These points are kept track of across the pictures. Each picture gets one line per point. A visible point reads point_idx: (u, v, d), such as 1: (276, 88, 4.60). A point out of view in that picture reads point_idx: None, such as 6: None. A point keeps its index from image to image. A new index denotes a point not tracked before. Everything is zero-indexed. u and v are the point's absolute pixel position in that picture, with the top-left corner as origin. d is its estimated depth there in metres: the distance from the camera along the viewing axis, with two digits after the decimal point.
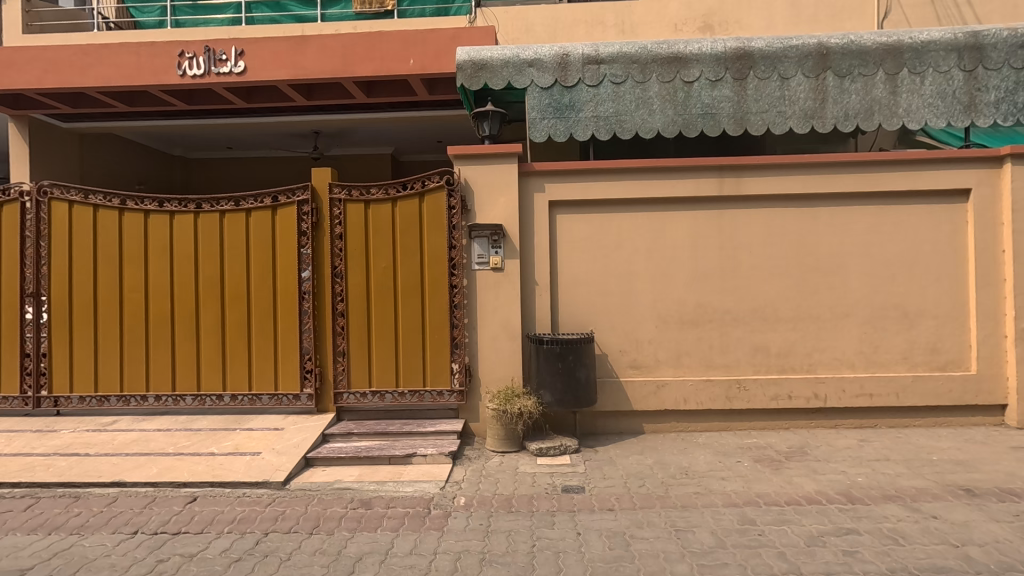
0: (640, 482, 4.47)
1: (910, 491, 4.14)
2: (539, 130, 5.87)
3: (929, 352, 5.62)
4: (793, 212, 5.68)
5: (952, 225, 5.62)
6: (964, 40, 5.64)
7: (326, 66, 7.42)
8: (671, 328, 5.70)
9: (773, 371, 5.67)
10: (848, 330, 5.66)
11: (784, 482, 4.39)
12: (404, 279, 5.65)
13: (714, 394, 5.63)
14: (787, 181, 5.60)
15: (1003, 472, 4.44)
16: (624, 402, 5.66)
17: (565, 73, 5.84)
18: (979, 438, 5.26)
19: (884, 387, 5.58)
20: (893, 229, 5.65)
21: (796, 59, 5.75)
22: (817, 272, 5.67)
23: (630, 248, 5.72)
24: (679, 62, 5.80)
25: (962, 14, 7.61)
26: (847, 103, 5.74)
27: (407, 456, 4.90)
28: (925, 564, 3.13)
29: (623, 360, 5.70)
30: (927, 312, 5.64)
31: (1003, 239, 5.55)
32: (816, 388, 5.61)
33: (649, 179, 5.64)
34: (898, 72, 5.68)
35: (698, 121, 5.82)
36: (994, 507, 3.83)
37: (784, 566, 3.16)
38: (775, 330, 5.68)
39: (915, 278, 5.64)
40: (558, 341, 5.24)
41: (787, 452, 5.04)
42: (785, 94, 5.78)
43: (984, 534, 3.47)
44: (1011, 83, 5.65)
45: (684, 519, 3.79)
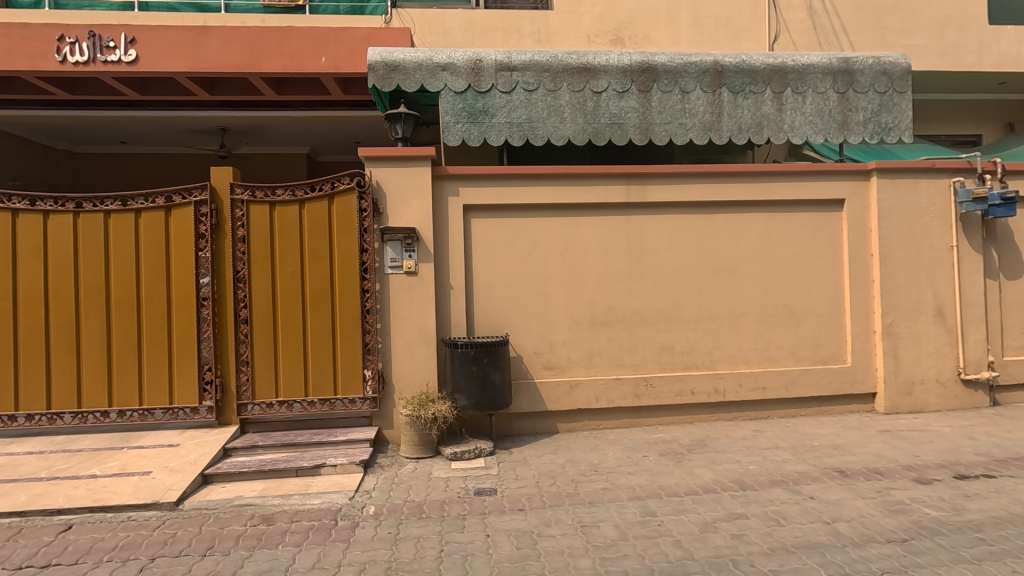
0: (551, 481, 4.57)
1: (793, 475, 4.52)
2: (453, 134, 5.87)
3: (813, 347, 6.15)
4: (694, 219, 6.03)
5: (830, 231, 6.20)
6: (838, 64, 6.24)
7: (230, 59, 7.03)
8: (583, 329, 5.88)
9: (678, 368, 5.99)
10: (743, 329, 6.08)
11: (685, 473, 4.65)
12: (313, 284, 5.45)
13: (624, 392, 5.87)
14: (689, 190, 5.96)
15: (871, 454, 4.95)
16: (539, 403, 5.78)
17: (478, 78, 5.89)
18: (854, 424, 5.82)
19: (775, 380, 6.05)
20: (781, 235, 6.14)
21: (694, 75, 6.13)
22: (715, 275, 6.06)
23: (544, 252, 5.85)
24: (588, 73, 6.02)
25: (839, 42, 8.44)
26: (740, 117, 6.18)
27: (316, 467, 4.74)
28: (801, 541, 3.43)
29: (538, 361, 5.82)
30: (811, 311, 6.17)
31: (872, 244, 6.18)
32: (716, 383, 5.98)
33: (561, 185, 5.80)
34: (783, 90, 6.20)
35: (606, 130, 6.06)
36: (862, 485, 4.26)
37: (678, 552, 3.35)
38: (679, 329, 6.00)
39: (800, 280, 6.16)
40: (472, 344, 5.26)
41: (689, 444, 5.34)
42: (686, 107, 6.14)
43: (852, 510, 3.84)
44: (876, 105, 6.32)
45: (590, 515, 3.92)
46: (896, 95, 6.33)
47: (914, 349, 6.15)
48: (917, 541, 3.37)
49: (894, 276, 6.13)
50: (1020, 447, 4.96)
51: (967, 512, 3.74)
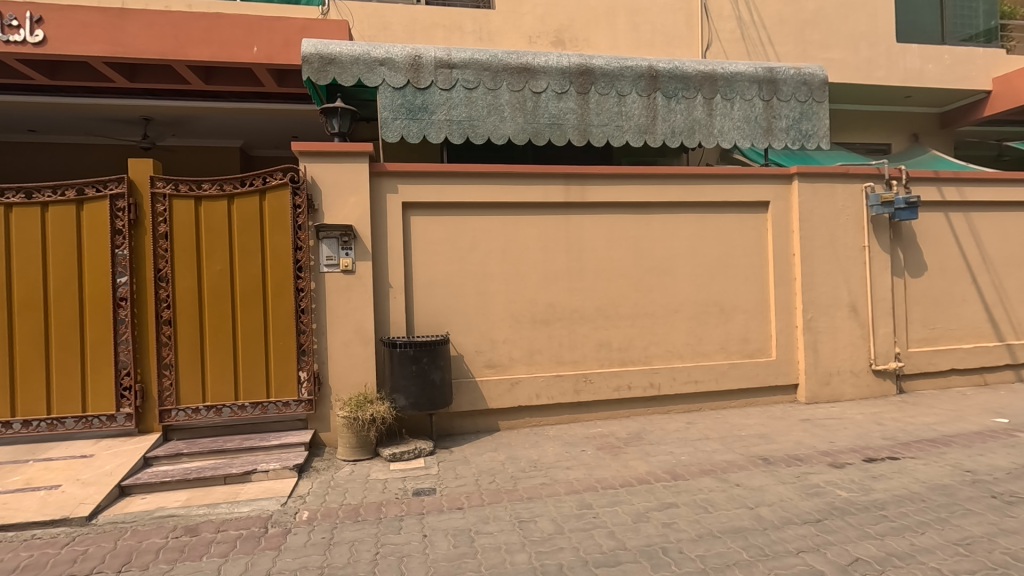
0: (491, 478, 4.58)
1: (721, 464, 4.73)
2: (392, 131, 5.78)
3: (741, 342, 6.47)
4: (631, 219, 6.21)
5: (757, 231, 6.53)
6: (763, 74, 6.58)
7: (151, 45, 6.62)
8: (524, 327, 5.93)
9: (616, 364, 6.14)
10: (677, 325, 6.31)
11: (621, 466, 4.79)
12: (243, 283, 5.23)
13: (563, 389, 5.96)
14: (626, 191, 6.12)
15: (793, 441, 5.25)
16: (479, 401, 5.78)
17: (417, 74, 5.82)
18: (778, 414, 6.16)
19: (707, 374, 6.32)
20: (713, 235, 6.42)
21: (630, 78, 6.30)
22: (651, 273, 6.26)
23: (485, 251, 5.86)
24: (527, 73, 6.07)
25: (766, 53, 8.90)
26: (673, 121, 6.42)
27: (246, 473, 4.54)
28: (726, 526, 3.60)
29: (479, 359, 5.82)
30: (740, 307, 6.48)
31: (794, 244, 6.56)
32: (651, 378, 6.18)
33: (501, 183, 5.83)
34: (713, 97, 6.48)
35: (546, 130, 6.14)
36: (782, 471, 4.52)
37: (612, 543, 3.44)
38: (617, 326, 6.16)
39: (729, 278, 6.46)
40: (411, 343, 5.20)
41: (626, 438, 5.50)
42: (622, 109, 6.31)
43: (773, 495, 4.07)
44: (798, 113, 6.71)
45: (528, 510, 3.96)
46: (815, 105, 6.75)
47: (831, 342, 6.58)
48: (829, 521, 3.61)
49: (813, 275, 6.53)
50: (921, 430, 5.41)
51: (874, 492, 4.04)
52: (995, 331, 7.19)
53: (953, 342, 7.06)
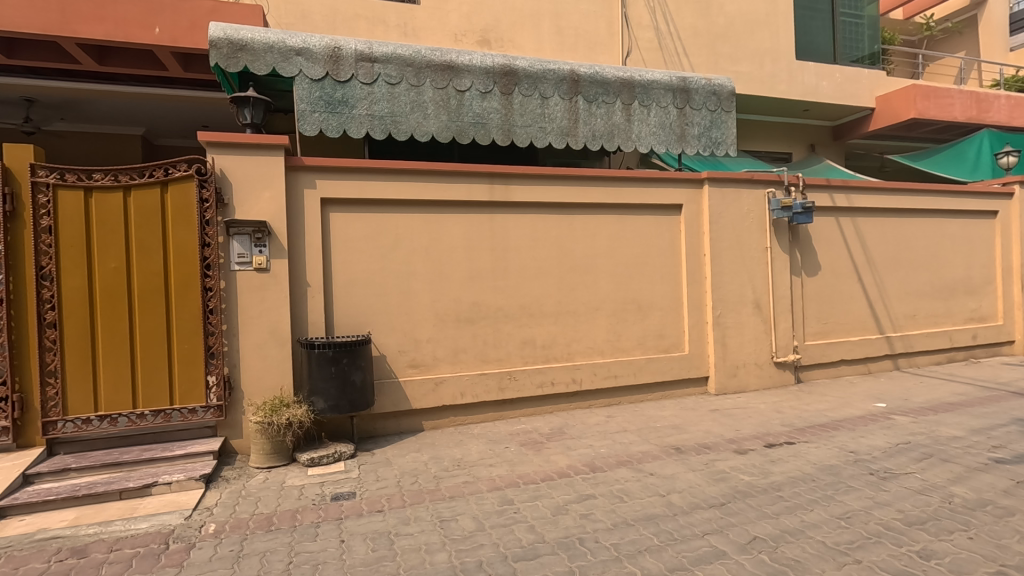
0: (413, 479, 4.53)
1: (637, 455, 4.94)
2: (309, 124, 5.58)
3: (657, 338, 6.78)
4: (554, 218, 6.34)
5: (672, 232, 6.87)
6: (677, 83, 6.92)
7: (34, 19, 5.99)
8: (448, 325, 5.91)
9: (539, 361, 6.25)
10: (598, 322, 6.52)
11: (542, 461, 4.88)
12: (142, 282, 4.84)
13: (488, 387, 5.99)
14: (549, 191, 6.24)
15: (703, 431, 5.57)
16: (403, 401, 5.70)
17: (336, 67, 5.64)
18: (690, 405, 6.52)
19: (626, 368, 6.58)
20: (631, 235, 6.68)
21: (553, 81, 6.43)
22: (573, 273, 6.42)
23: (408, 249, 5.78)
24: (451, 71, 6.04)
25: (681, 62, 9.38)
26: (594, 125, 6.62)
27: (145, 487, 4.22)
28: (640, 514, 3.77)
29: (403, 359, 5.74)
30: (656, 305, 6.79)
31: (705, 245, 6.96)
32: (573, 373, 6.34)
33: (425, 181, 5.77)
34: (631, 103, 6.76)
35: (469, 129, 6.14)
36: (692, 459, 4.79)
37: (531, 537, 3.51)
38: (540, 324, 6.27)
39: (646, 277, 6.76)
40: (330, 344, 5.03)
41: (548, 433, 5.61)
42: (545, 111, 6.44)
43: (683, 482, 4.30)
44: (708, 121, 7.12)
45: (449, 509, 3.95)
46: (724, 114, 7.18)
47: (738, 337, 7.03)
48: (732, 504, 3.87)
49: (722, 274, 6.96)
50: (813, 416, 5.91)
51: (772, 475, 4.37)
52: (877, 325, 7.98)
53: (843, 334, 7.76)
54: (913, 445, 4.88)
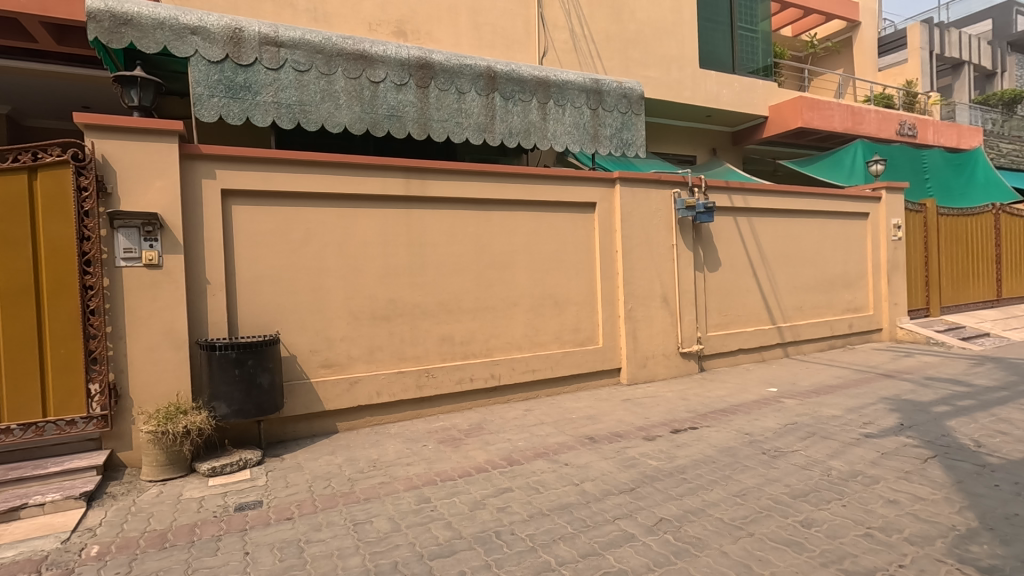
0: (326, 484, 4.36)
1: (554, 446, 5.07)
2: (207, 109, 5.19)
3: (572, 332, 6.97)
4: (471, 214, 6.33)
5: (586, 229, 7.08)
6: (591, 84, 7.13)
7: None
8: (363, 323, 5.74)
9: (458, 357, 6.23)
10: (516, 317, 6.59)
11: (461, 457, 4.88)
12: (5, 280, 4.32)
13: (405, 385, 5.89)
14: (466, 187, 6.22)
15: (615, 420, 5.81)
16: (315, 403, 5.47)
17: (237, 49, 5.28)
18: (604, 396, 6.77)
19: (543, 362, 6.71)
20: (548, 232, 6.82)
21: (470, 77, 6.42)
22: (491, 268, 6.45)
23: (319, 244, 5.54)
24: (364, 61, 5.85)
25: (595, 65, 9.68)
26: (510, 122, 6.68)
27: (11, 510, 3.77)
28: (555, 504, 3.87)
29: (314, 359, 5.50)
30: (572, 299, 6.98)
31: (617, 241, 7.24)
32: (492, 369, 6.38)
33: (337, 174, 5.56)
34: (547, 102, 6.89)
35: (384, 122, 5.99)
36: (605, 447, 4.99)
37: (447, 534, 3.49)
38: (458, 320, 6.25)
39: (562, 273, 6.92)
40: (234, 345, 4.72)
41: (467, 429, 5.61)
42: (462, 107, 6.41)
43: (596, 470, 4.47)
44: (620, 123, 7.40)
45: (364, 512, 3.85)
46: (634, 117, 7.50)
47: (648, 329, 7.39)
48: (640, 488, 4.07)
49: (633, 269, 7.28)
50: (715, 402, 6.33)
51: (677, 458, 4.64)
52: (770, 316, 8.69)
53: (740, 326, 8.37)
54: (800, 425, 5.37)
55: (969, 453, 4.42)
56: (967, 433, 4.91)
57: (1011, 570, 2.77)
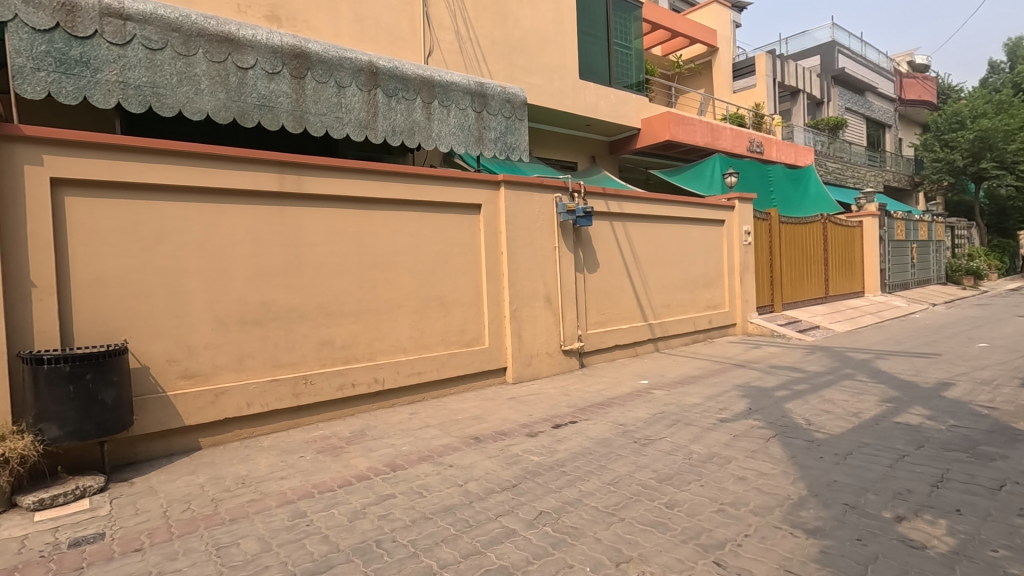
0: (184, 507, 3.94)
1: (439, 448, 5.03)
2: (31, 84, 4.47)
3: (459, 333, 6.97)
4: (352, 213, 6.09)
5: (472, 230, 7.12)
6: (475, 87, 7.20)
7: None
8: (231, 329, 5.29)
9: (338, 362, 5.95)
10: (400, 319, 6.45)
11: (341, 466, 4.67)
12: None
13: (280, 394, 5.52)
14: (346, 184, 5.97)
15: (500, 418, 5.91)
16: (173, 419, 4.93)
17: (71, 18, 4.62)
18: (490, 395, 6.86)
19: (429, 364, 6.64)
20: (433, 233, 6.76)
21: (349, 71, 6.18)
22: (373, 269, 6.25)
23: (177, 242, 5.02)
24: (230, 44, 5.40)
25: (481, 68, 9.78)
26: (393, 120, 6.52)
27: None
28: (438, 506, 3.84)
29: (172, 370, 4.97)
30: (458, 301, 6.98)
31: (502, 243, 7.37)
32: (375, 373, 6.18)
33: (199, 165, 5.07)
34: (431, 102, 6.83)
35: (254, 111, 5.56)
36: (490, 446, 5.05)
37: (324, 548, 3.32)
38: (339, 323, 5.97)
39: (448, 274, 6.90)
40: (68, 357, 4.10)
41: (348, 437, 5.39)
42: (341, 101, 6.14)
43: (480, 469, 4.51)
44: (503, 127, 7.55)
45: (229, 534, 3.54)
46: (517, 121, 7.69)
47: (531, 329, 7.61)
48: (523, 484, 4.17)
49: (517, 270, 7.45)
50: (593, 396, 6.67)
51: (557, 452, 4.83)
52: (642, 314, 9.35)
53: (617, 323, 8.92)
54: (666, 414, 5.83)
55: (801, 430, 5.08)
56: (800, 413, 5.65)
57: (830, 529, 3.23)
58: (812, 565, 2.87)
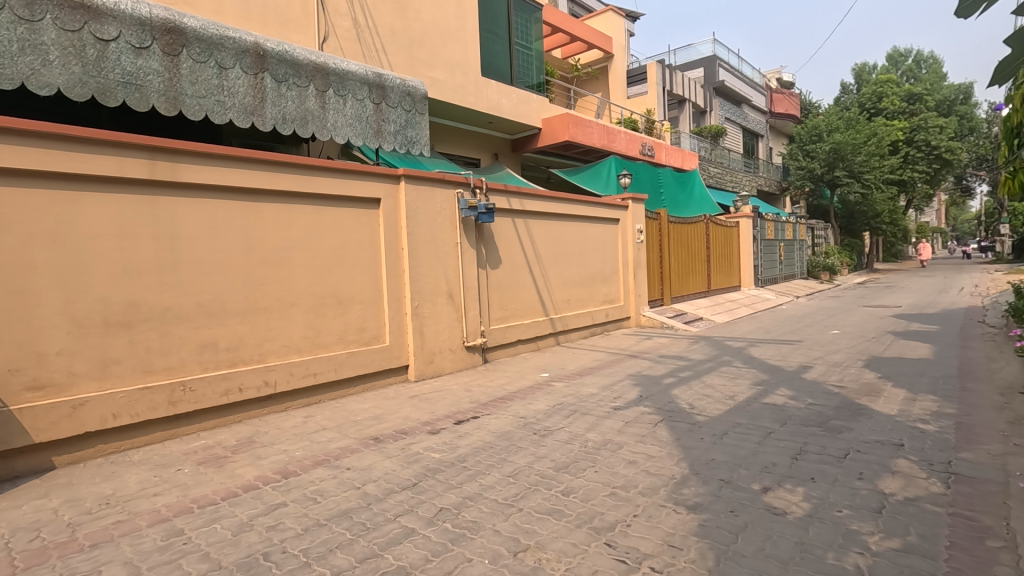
0: (32, 536, 3.46)
1: (335, 451, 4.83)
2: None
3: (357, 332, 6.73)
4: (238, 205, 5.66)
5: (371, 226, 6.90)
6: (373, 78, 6.98)
7: None
8: (91, 332, 4.71)
9: (222, 366, 5.52)
10: (293, 318, 6.11)
11: (225, 477, 4.34)
12: None
13: (153, 403, 5.01)
14: (230, 174, 5.54)
15: (401, 417, 5.80)
16: (19, 436, 4.30)
17: None
18: (391, 394, 6.71)
19: (325, 365, 6.35)
20: (329, 228, 6.46)
21: (233, 51, 5.74)
22: (262, 266, 5.86)
23: (21, 235, 4.38)
24: (87, 12, 4.79)
25: (380, 59, 9.50)
26: (283, 107, 6.15)
27: None
28: (334, 512, 3.69)
29: (16, 380, 4.33)
30: (356, 298, 6.73)
31: (403, 239, 7.22)
32: (265, 376, 5.81)
33: (50, 147, 4.45)
34: (326, 90, 6.53)
35: (118, 90, 4.99)
36: (390, 446, 4.93)
37: (203, 566, 3.07)
38: (222, 324, 5.53)
39: (346, 270, 6.63)
40: None
41: (234, 445, 5.02)
42: (223, 84, 5.69)
43: (379, 470, 4.39)
44: (404, 121, 7.40)
45: (89, 561, 3.16)
46: (417, 115, 7.56)
47: (434, 325, 7.53)
48: (423, 482, 4.12)
49: (418, 266, 7.34)
50: (495, 391, 6.75)
51: (459, 448, 4.83)
52: (543, 308, 9.60)
53: (519, 318, 9.08)
54: (565, 404, 6.03)
55: (685, 414, 5.49)
56: (684, 398, 6.10)
57: (707, 503, 3.52)
58: (692, 538, 3.11)
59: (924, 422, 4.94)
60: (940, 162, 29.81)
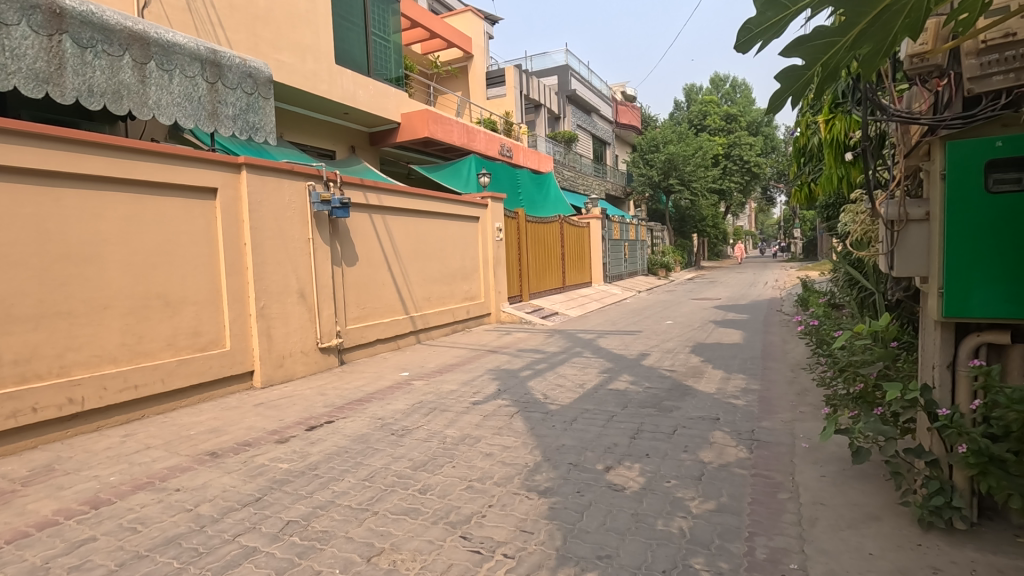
0: None
1: (161, 472, 4.28)
2: None
3: (190, 336, 6.02)
4: (27, 190, 4.75)
5: (205, 218, 6.21)
6: (205, 54, 6.30)
7: None
8: None
9: (8, 383, 4.59)
10: (106, 323, 5.28)
11: (11, 516, 3.62)
12: None
13: None
14: (17, 152, 4.62)
15: (244, 428, 5.32)
16: None
17: None
18: (233, 403, 6.11)
19: (149, 376, 5.58)
20: (152, 219, 5.69)
21: (16, 4, 4.73)
22: (64, 262, 4.98)
23: None
24: None
25: (216, 34, 8.59)
26: (89, 77, 5.28)
27: None
28: (157, 540, 3.26)
29: None
30: (188, 299, 6.01)
31: (245, 233, 6.61)
32: (69, 393, 4.95)
33: None
34: (145, 62, 5.75)
35: None
36: (229, 461, 4.49)
37: None
38: (8, 332, 4.60)
39: (175, 267, 5.89)
40: None
41: (25, 477, 4.20)
42: (4, 42, 4.63)
43: (215, 488, 3.98)
44: (243, 104, 6.77)
45: None
46: (260, 99, 6.99)
47: (283, 327, 7.01)
48: (267, 496, 3.81)
49: (263, 264, 6.76)
50: (352, 393, 6.48)
51: (309, 456, 4.56)
52: (404, 306, 9.43)
53: (378, 317, 8.82)
54: (424, 403, 5.99)
55: (539, 404, 5.77)
56: (539, 389, 6.41)
57: (557, 487, 3.73)
58: (542, 521, 3.27)
59: (735, 397, 5.74)
60: (750, 176, 34.80)
